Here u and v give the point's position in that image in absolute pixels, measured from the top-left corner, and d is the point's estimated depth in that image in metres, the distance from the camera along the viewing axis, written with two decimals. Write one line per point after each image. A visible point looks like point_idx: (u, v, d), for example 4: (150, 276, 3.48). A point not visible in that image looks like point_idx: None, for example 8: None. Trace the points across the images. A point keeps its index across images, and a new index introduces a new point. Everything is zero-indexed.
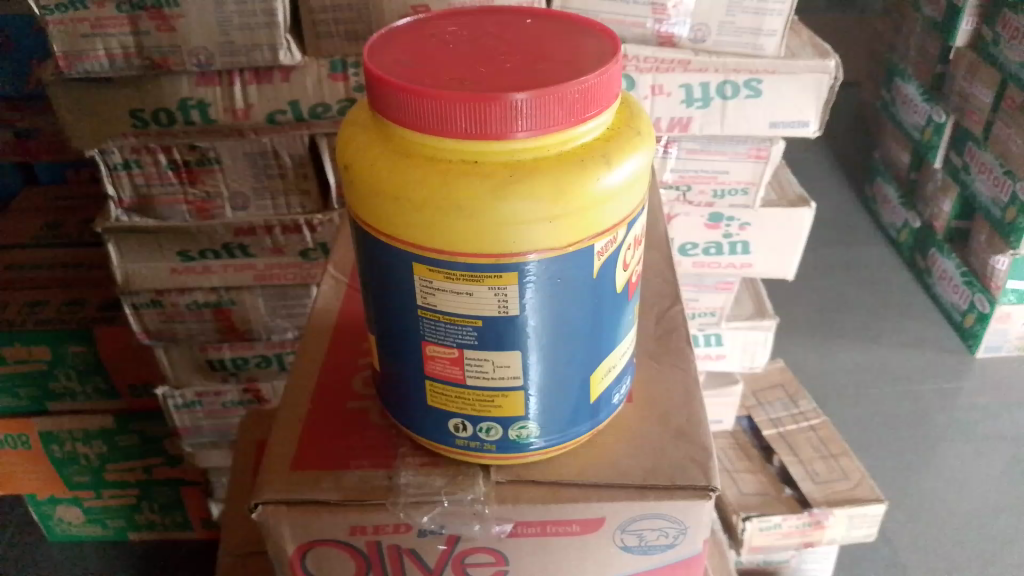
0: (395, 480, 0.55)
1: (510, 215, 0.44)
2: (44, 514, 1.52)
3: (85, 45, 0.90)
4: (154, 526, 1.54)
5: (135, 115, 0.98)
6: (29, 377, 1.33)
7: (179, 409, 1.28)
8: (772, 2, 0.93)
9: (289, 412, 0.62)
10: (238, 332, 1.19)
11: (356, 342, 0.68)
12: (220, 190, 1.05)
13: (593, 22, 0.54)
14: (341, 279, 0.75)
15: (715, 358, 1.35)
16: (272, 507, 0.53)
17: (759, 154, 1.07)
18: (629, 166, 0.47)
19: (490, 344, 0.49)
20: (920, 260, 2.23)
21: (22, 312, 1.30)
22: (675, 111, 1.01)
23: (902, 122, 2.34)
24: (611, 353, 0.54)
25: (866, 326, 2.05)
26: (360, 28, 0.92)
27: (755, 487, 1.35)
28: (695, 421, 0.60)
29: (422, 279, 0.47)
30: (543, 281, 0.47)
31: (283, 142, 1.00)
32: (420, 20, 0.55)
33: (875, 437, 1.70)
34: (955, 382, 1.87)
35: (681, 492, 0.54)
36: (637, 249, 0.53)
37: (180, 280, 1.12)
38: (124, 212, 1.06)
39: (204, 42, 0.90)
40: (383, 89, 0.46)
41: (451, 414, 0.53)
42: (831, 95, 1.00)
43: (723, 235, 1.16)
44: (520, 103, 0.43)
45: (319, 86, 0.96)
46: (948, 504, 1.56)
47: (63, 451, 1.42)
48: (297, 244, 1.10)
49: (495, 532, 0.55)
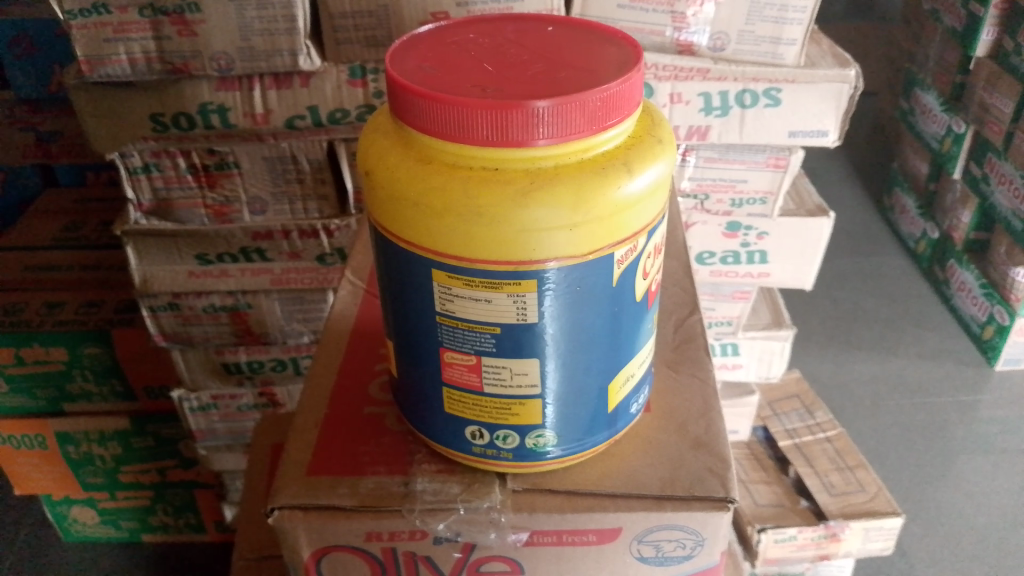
0: (411, 487, 0.55)
1: (531, 223, 0.44)
2: (60, 514, 1.53)
3: (107, 49, 0.91)
4: (168, 527, 1.55)
5: (155, 120, 0.99)
6: (47, 377, 1.34)
7: (194, 411, 1.29)
8: (792, 11, 0.93)
9: (307, 416, 0.62)
10: (254, 336, 1.19)
11: (373, 347, 0.68)
12: (238, 195, 1.06)
13: (614, 29, 0.54)
14: (358, 284, 0.75)
15: (731, 368, 1.34)
16: (288, 513, 0.53)
17: (778, 163, 1.07)
18: (651, 173, 0.47)
19: (508, 351, 0.49)
20: (938, 271, 2.21)
21: (41, 314, 1.31)
22: (693, 119, 1.01)
23: (921, 132, 2.32)
24: (630, 362, 0.54)
25: (883, 337, 2.04)
26: (380, 34, 0.92)
27: (770, 499, 1.34)
28: (713, 432, 0.59)
29: (441, 286, 0.47)
30: (562, 288, 0.47)
31: (302, 147, 1.01)
32: (441, 27, 0.55)
33: (892, 450, 1.69)
34: (973, 395, 1.85)
35: (699, 503, 0.53)
36: (657, 257, 0.53)
37: (198, 284, 1.13)
38: (144, 215, 1.07)
39: (225, 47, 0.91)
40: (405, 96, 0.46)
41: (468, 421, 0.53)
42: (851, 104, 0.99)
43: (740, 244, 1.16)
44: (542, 110, 0.43)
45: (339, 91, 0.97)
46: (966, 518, 1.54)
47: (79, 452, 1.42)
48: (314, 249, 1.10)
49: (511, 541, 0.54)
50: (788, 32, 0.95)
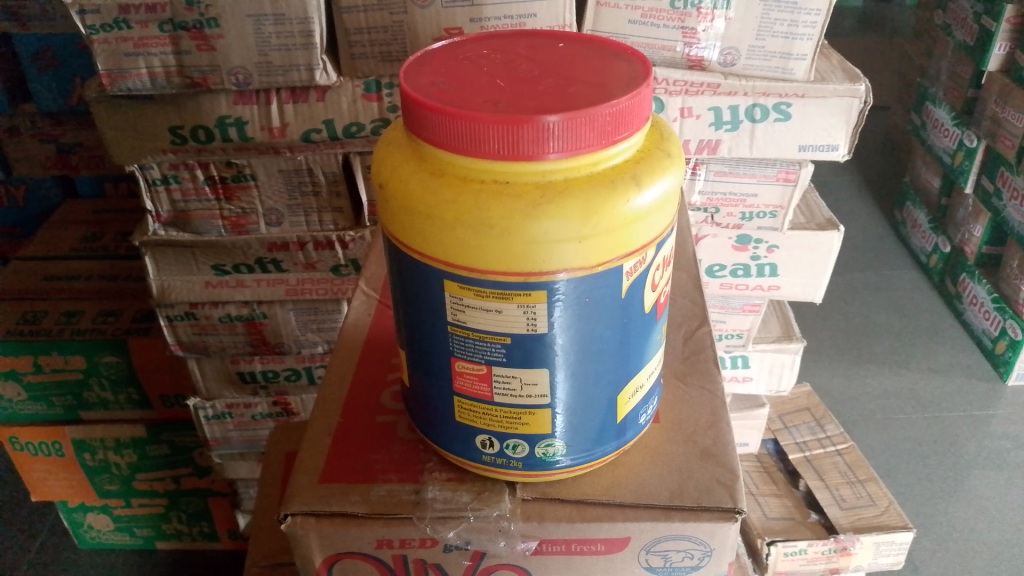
0: (422, 494, 0.56)
1: (541, 234, 0.45)
2: (75, 522, 1.54)
3: (128, 63, 0.93)
4: (181, 535, 1.56)
5: (174, 133, 1.00)
6: (65, 385, 1.36)
7: (209, 420, 1.30)
8: (802, 27, 0.95)
9: (320, 424, 0.63)
10: (269, 345, 1.21)
11: (387, 358, 0.69)
12: (255, 207, 1.07)
13: (624, 45, 0.55)
14: (372, 294, 0.76)
15: (742, 380, 1.35)
16: (301, 519, 0.54)
17: (789, 176, 1.07)
18: (660, 187, 0.48)
19: (518, 361, 0.50)
20: (950, 284, 2.20)
21: (59, 323, 1.33)
22: (703, 134, 1.02)
23: (933, 146, 2.32)
24: (638, 373, 0.55)
25: (895, 351, 2.03)
26: (395, 49, 0.94)
27: (780, 512, 1.33)
28: (722, 443, 0.60)
29: (453, 296, 0.48)
30: (571, 299, 0.48)
31: (318, 160, 1.03)
32: (456, 43, 0.57)
33: (903, 464, 1.68)
34: (986, 410, 1.85)
35: (707, 514, 0.54)
36: (665, 270, 0.54)
37: (214, 293, 1.14)
38: (162, 226, 1.09)
39: (243, 62, 0.93)
40: (419, 111, 0.47)
41: (478, 430, 0.54)
42: (861, 119, 1.00)
43: (751, 257, 1.16)
44: (553, 125, 0.44)
45: (354, 105, 0.98)
46: (979, 533, 1.54)
47: (95, 459, 1.44)
48: (329, 260, 1.12)
49: (520, 549, 0.55)
50: (798, 47, 0.96)
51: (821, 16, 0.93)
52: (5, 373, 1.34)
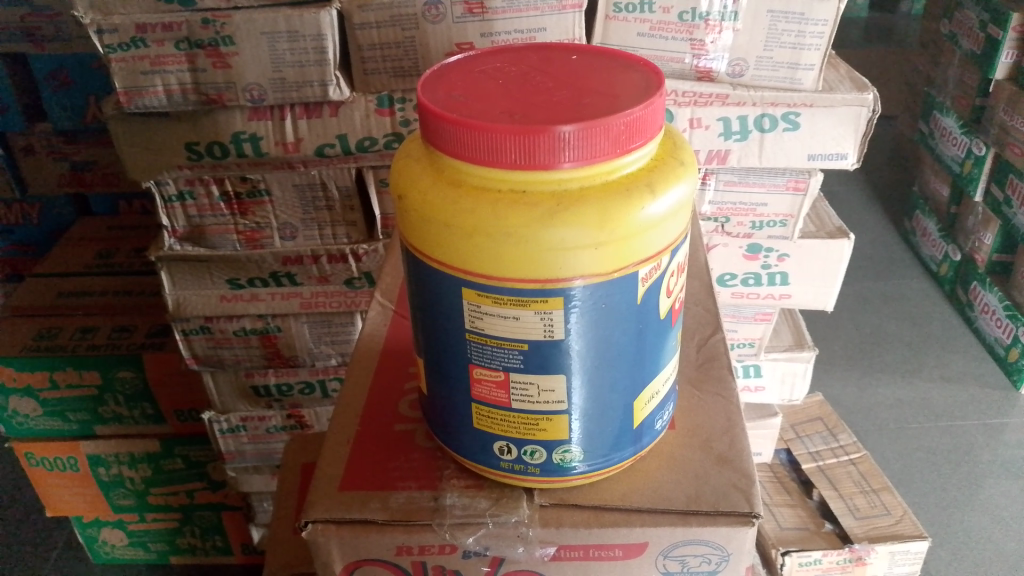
0: (441, 501, 0.57)
1: (557, 242, 0.45)
2: (90, 537, 1.55)
3: (144, 81, 0.95)
4: (194, 550, 1.57)
5: (190, 149, 1.02)
6: (80, 401, 1.36)
7: (223, 434, 1.31)
8: (810, 38, 0.96)
9: (338, 432, 0.64)
10: (283, 358, 1.22)
11: (403, 367, 0.70)
12: (270, 221, 1.09)
13: (634, 56, 0.56)
14: (388, 305, 0.77)
15: (754, 390, 1.35)
16: (321, 526, 0.55)
17: (798, 185, 1.08)
18: (673, 195, 0.49)
19: (535, 367, 0.50)
20: (962, 294, 2.20)
21: (73, 338, 1.34)
22: (712, 144, 1.02)
23: (941, 154, 2.33)
24: (654, 379, 0.55)
25: (906, 360, 2.03)
26: (407, 64, 0.95)
27: (794, 522, 1.34)
28: (737, 448, 0.60)
29: (470, 304, 0.49)
30: (587, 306, 0.48)
31: (331, 174, 1.04)
32: (470, 56, 0.58)
33: (917, 473, 1.68)
34: (1000, 418, 1.84)
35: (724, 518, 0.54)
36: (680, 276, 0.54)
37: (229, 307, 1.15)
38: (177, 241, 1.10)
39: (258, 79, 0.94)
40: (437, 123, 0.48)
41: (496, 436, 0.55)
42: (870, 128, 1.00)
43: (761, 266, 1.17)
44: (567, 135, 0.45)
45: (367, 120, 1.00)
46: (996, 543, 1.52)
47: (110, 474, 1.45)
48: (342, 273, 1.13)
49: (539, 555, 0.56)
50: (806, 57, 0.97)
51: (828, 26, 0.95)
52: (21, 390, 1.35)
